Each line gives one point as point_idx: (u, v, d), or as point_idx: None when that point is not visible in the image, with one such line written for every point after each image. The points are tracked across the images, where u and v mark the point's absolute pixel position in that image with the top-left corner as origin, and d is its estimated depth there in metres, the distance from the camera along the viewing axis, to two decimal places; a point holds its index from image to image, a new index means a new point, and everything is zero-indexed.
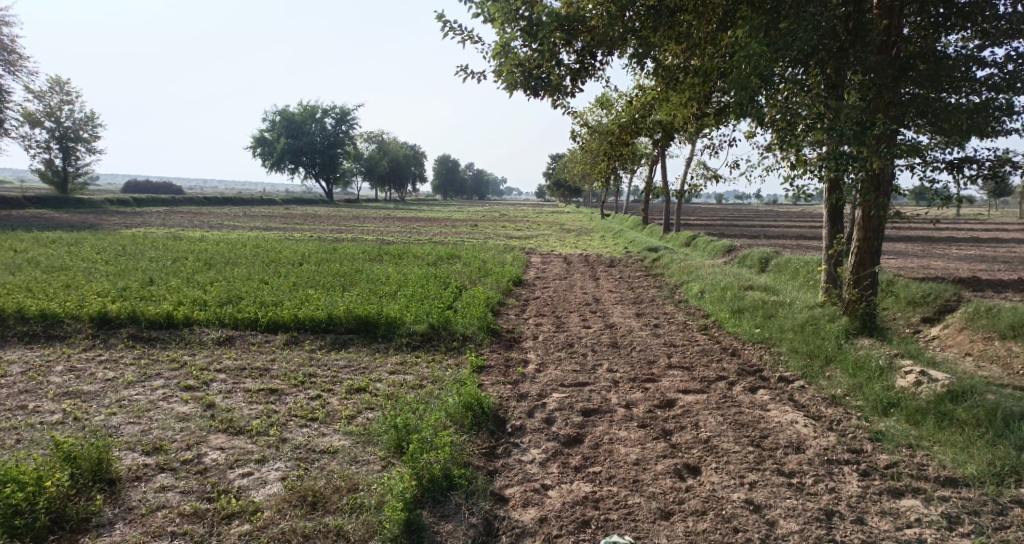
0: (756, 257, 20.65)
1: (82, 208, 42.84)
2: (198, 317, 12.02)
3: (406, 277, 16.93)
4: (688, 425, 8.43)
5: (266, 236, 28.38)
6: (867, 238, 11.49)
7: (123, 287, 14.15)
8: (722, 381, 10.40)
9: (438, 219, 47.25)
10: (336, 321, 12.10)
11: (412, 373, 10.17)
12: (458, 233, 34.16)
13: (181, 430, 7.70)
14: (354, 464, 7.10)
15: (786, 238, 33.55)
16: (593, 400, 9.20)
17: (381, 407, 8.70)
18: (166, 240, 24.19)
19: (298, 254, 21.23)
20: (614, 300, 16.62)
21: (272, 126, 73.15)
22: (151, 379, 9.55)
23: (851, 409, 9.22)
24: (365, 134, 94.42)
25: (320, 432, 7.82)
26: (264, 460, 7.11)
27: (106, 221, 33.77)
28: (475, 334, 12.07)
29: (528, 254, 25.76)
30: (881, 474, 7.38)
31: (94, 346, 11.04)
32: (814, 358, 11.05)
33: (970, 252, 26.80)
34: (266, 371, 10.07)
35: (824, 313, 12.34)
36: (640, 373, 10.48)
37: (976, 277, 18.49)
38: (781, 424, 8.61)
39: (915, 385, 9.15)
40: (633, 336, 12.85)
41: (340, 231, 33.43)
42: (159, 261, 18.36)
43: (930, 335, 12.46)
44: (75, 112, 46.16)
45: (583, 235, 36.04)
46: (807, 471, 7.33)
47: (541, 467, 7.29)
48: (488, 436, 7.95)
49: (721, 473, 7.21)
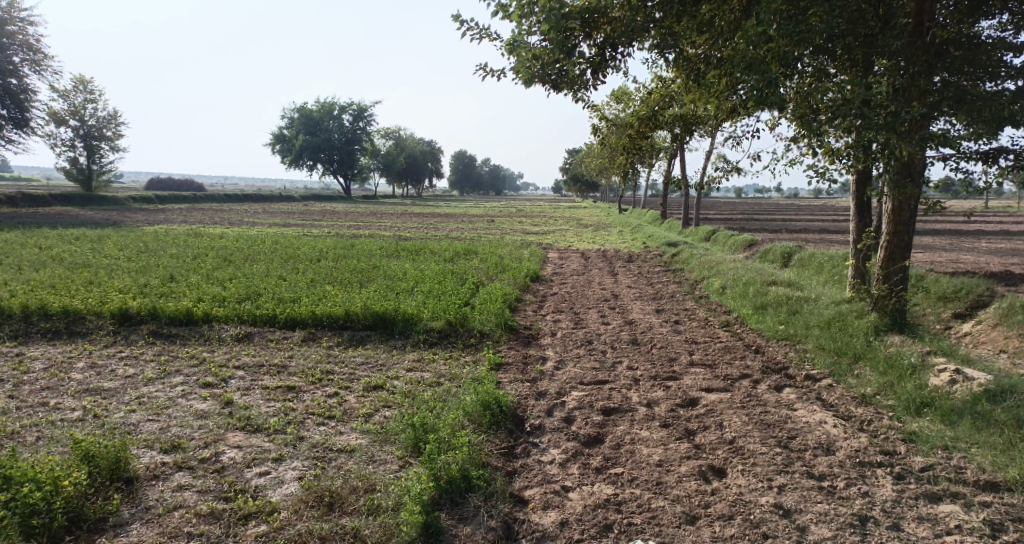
0: (778, 252, 20.31)
1: (106, 206, 43.24)
2: (217, 314, 11.97)
3: (424, 273, 16.81)
4: (712, 425, 8.22)
5: (285, 233, 28.39)
6: (897, 232, 11.19)
7: (143, 284, 14.15)
8: (746, 379, 10.16)
9: (455, 215, 47.16)
10: (353, 317, 12.01)
11: (430, 370, 10.04)
12: (476, 229, 34.02)
13: (199, 428, 7.61)
14: (371, 464, 6.97)
15: (808, 232, 33.07)
16: (614, 398, 9.01)
17: (399, 405, 8.56)
18: (186, 236, 24.27)
19: (316, 250, 21.19)
20: (633, 296, 16.39)
21: (291, 123, 73.47)
22: (170, 375, 9.49)
23: (881, 409, 8.96)
24: (383, 130, 94.60)
25: (338, 430, 7.69)
26: (281, 459, 7.00)
27: (128, 218, 34.00)
28: (493, 331, 11.92)
29: (546, 249, 25.57)
30: (915, 477, 7.13)
31: (114, 342, 11.02)
32: (842, 356, 10.78)
33: (999, 246, 26.22)
34: (284, 368, 9.97)
35: (851, 309, 12.05)
36: (662, 371, 10.27)
37: (1005, 271, 18.05)
38: (809, 424, 8.37)
39: (948, 383, 8.89)
40: (654, 332, 12.62)
41: (358, 227, 33.43)
42: (179, 258, 18.39)
43: (961, 332, 12.13)
44: (97, 110, 46.53)
45: (601, 230, 35.72)
46: (838, 473, 7.10)
47: (561, 468, 7.12)
48: (507, 436, 7.79)
49: (748, 475, 7.01)
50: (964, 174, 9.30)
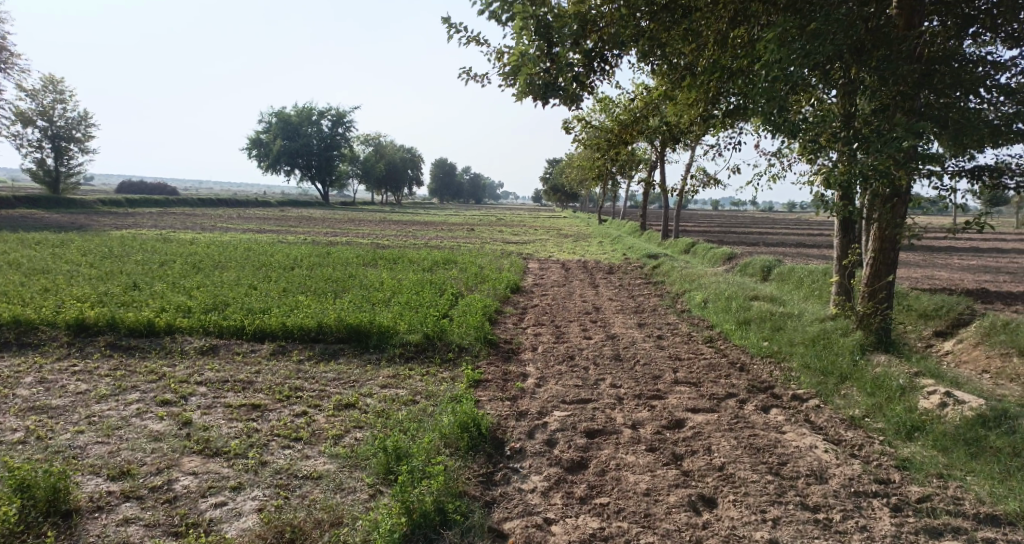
0: (758, 265, 20.12)
1: (73, 209, 42.18)
2: (180, 325, 11.42)
3: (401, 283, 16.34)
4: (701, 450, 7.84)
5: (258, 239, 27.73)
6: (883, 248, 10.93)
7: (105, 292, 13.53)
8: (732, 399, 9.82)
9: (435, 223, 46.68)
10: (326, 329, 11.51)
11: (405, 387, 9.57)
12: (454, 238, 33.58)
13: (152, 452, 7.08)
14: (339, 493, 6.51)
15: (785, 245, 33.09)
16: (597, 419, 8.61)
17: (370, 426, 8.08)
18: (155, 242, 23.57)
19: (290, 257, 20.62)
20: (615, 309, 16.03)
21: (268, 128, 72.58)
22: (125, 392, 8.93)
23: (872, 433, 8.66)
24: (362, 137, 93.92)
25: (304, 454, 7.20)
26: (240, 487, 6.49)
27: (96, 222, 33.07)
28: (472, 345, 11.48)
29: (526, 259, 25.22)
30: (913, 509, 6.81)
31: (68, 355, 10.42)
32: (828, 375, 10.49)
33: (971, 262, 26.38)
34: (250, 384, 9.45)
35: (836, 326, 11.77)
36: (646, 390, 9.89)
37: (983, 288, 17.99)
38: (799, 448, 8.03)
39: (939, 406, 8.63)
40: (636, 348, 12.25)
41: (333, 234, 32.82)
42: (145, 264, 17.72)
43: (943, 350, 11.93)
44: (67, 111, 45.47)
45: (581, 241, 35.41)
46: (834, 505, 6.76)
47: (543, 497, 6.70)
48: (485, 461, 7.35)
49: (740, 507, 6.64)
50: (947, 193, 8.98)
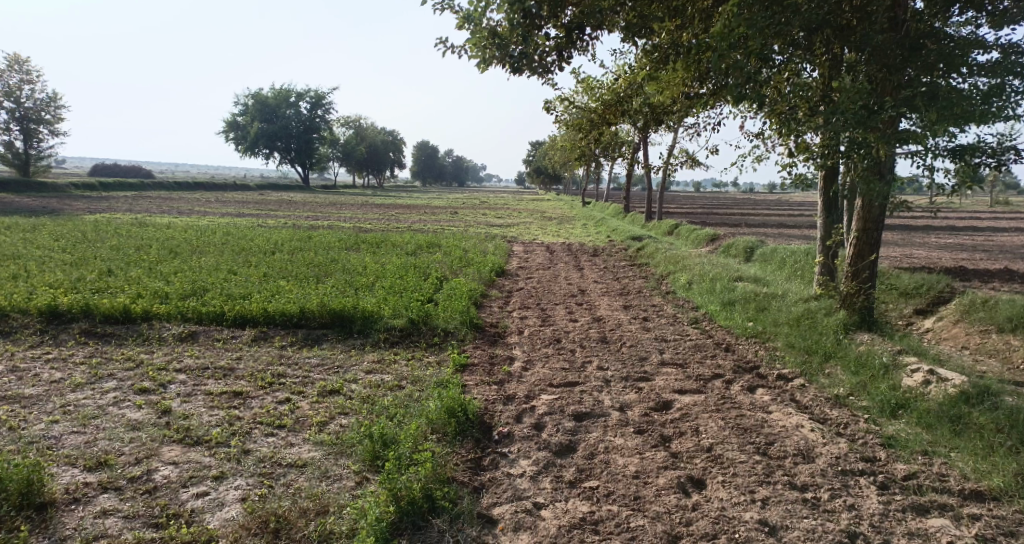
0: (741, 246, 20.16)
1: (45, 192, 41.47)
2: (158, 311, 11.22)
3: (384, 267, 16.19)
4: (688, 431, 7.80)
5: (237, 223, 27.38)
6: (866, 229, 10.85)
7: (79, 278, 13.27)
8: (719, 380, 9.79)
9: (418, 206, 46.43)
10: (309, 315, 11.35)
11: (390, 373, 9.45)
12: (436, 221, 33.41)
13: (130, 441, 6.92)
14: (324, 480, 6.39)
15: (766, 226, 33.19)
16: (585, 402, 8.54)
17: (355, 412, 7.97)
18: (131, 227, 23.22)
19: (271, 242, 20.35)
20: (600, 291, 15.98)
21: (247, 111, 71.64)
22: (102, 380, 8.74)
23: (857, 411, 8.67)
24: (342, 120, 93.00)
25: (287, 442, 7.07)
26: (222, 477, 6.36)
27: (69, 206, 32.54)
28: (457, 329, 11.38)
29: (509, 242, 25.12)
30: (900, 487, 6.82)
31: (42, 343, 10.20)
32: (812, 354, 10.50)
33: (949, 241, 26.61)
34: (231, 371, 9.29)
35: (820, 306, 11.77)
36: (632, 372, 9.84)
37: (961, 266, 18.13)
38: (786, 428, 8.02)
39: (923, 384, 8.66)
40: (622, 330, 12.20)
41: (313, 217, 32.58)
42: (121, 249, 17.43)
43: (924, 328, 11.99)
44: (36, 93, 44.57)
45: (564, 223, 35.33)
46: (822, 484, 6.75)
47: (532, 482, 6.63)
48: (473, 446, 7.26)
49: (729, 488, 6.61)
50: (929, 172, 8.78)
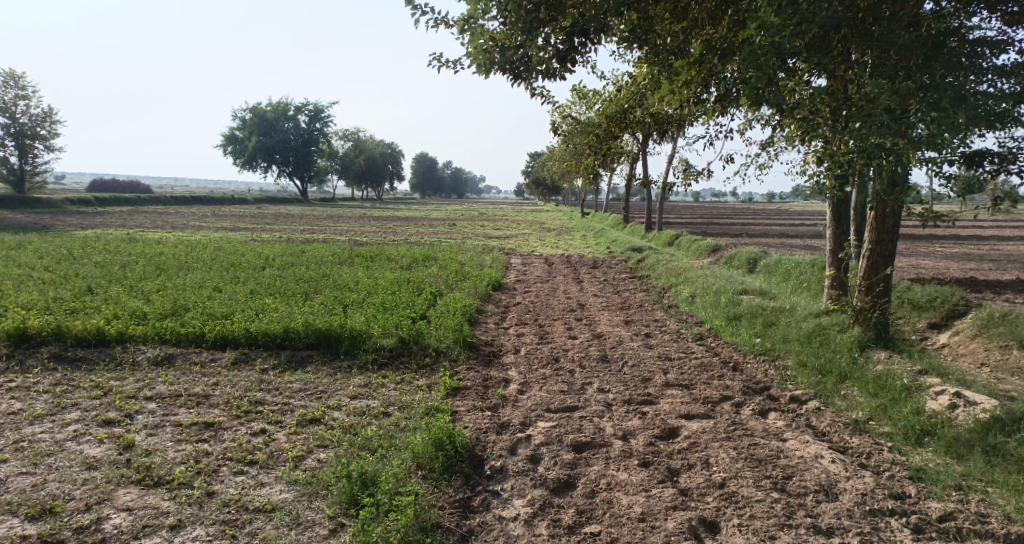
0: (744, 256, 19.54)
1: (40, 208, 40.92)
2: (134, 333, 10.57)
3: (377, 283, 15.55)
4: (698, 464, 7.14)
5: (231, 238, 26.77)
6: (880, 240, 10.18)
7: (55, 298, 12.62)
8: (728, 403, 9.14)
9: (417, 219, 45.89)
10: (293, 335, 10.71)
11: (376, 398, 8.80)
12: (434, 233, 32.85)
13: (83, 483, 6.29)
14: (295, 528, 5.77)
15: (769, 236, 32.57)
16: (585, 430, 7.89)
17: (335, 445, 7.32)
18: (119, 242, 22.61)
19: (262, 257, 19.74)
20: (600, 305, 15.34)
21: (244, 124, 71.26)
22: (65, 411, 8.10)
23: (879, 438, 8.02)
24: (340, 132, 92.65)
25: (257, 482, 6.43)
26: (179, 526, 5.74)
27: (61, 222, 31.90)
28: (449, 349, 10.74)
29: (507, 255, 24.52)
30: (936, 531, 6.21)
31: (7, 369, 9.56)
32: (827, 374, 9.84)
33: (955, 249, 26.00)
34: (206, 398, 8.64)
35: (833, 322, 11.12)
36: (635, 395, 9.19)
37: (972, 277, 17.50)
38: (805, 459, 7.37)
39: (949, 408, 8.03)
40: (624, 347, 11.54)
41: (309, 231, 31.98)
42: (104, 266, 16.81)
43: (940, 342, 11.34)
44: (31, 108, 43.99)
45: (564, 234, 34.73)
46: (849, 527, 6.15)
47: (526, 527, 6.01)
48: (462, 484, 6.62)
49: (746, 533, 6.00)
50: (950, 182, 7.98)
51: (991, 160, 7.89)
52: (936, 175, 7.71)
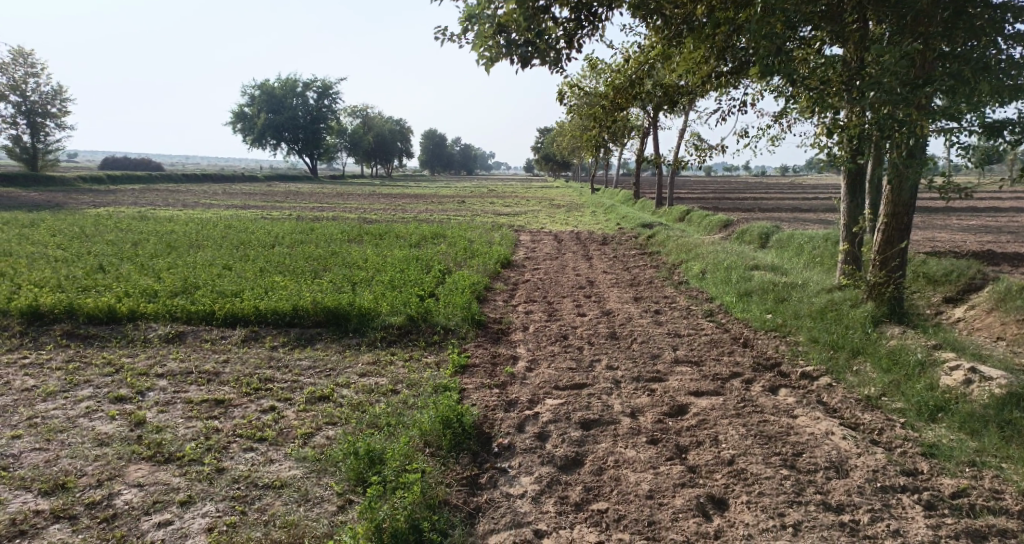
0: (755, 232, 19.38)
1: (51, 186, 41.06)
2: (144, 311, 10.61)
3: (386, 260, 15.51)
4: (707, 441, 7.11)
5: (241, 216, 26.82)
6: (896, 213, 10.04)
7: (67, 276, 12.67)
8: (737, 379, 9.09)
9: (427, 196, 45.74)
10: (302, 313, 10.70)
11: (386, 376, 8.81)
12: (444, 210, 32.77)
13: (94, 460, 6.34)
14: (304, 504, 5.80)
15: (781, 210, 32.29)
16: (594, 407, 7.87)
17: (344, 422, 7.33)
18: (129, 220, 22.65)
19: (272, 235, 19.75)
20: (609, 282, 15.26)
21: (253, 101, 71.09)
22: (76, 388, 8.16)
23: (891, 415, 7.96)
24: (349, 109, 92.28)
25: (267, 458, 6.46)
26: (189, 502, 5.78)
27: (74, 200, 32.07)
28: (458, 327, 10.73)
29: (516, 231, 24.41)
30: (948, 507, 6.17)
31: (19, 347, 9.62)
32: (838, 350, 9.77)
33: (970, 222, 25.70)
34: (216, 376, 8.66)
35: (845, 297, 11.01)
36: (644, 372, 9.15)
37: (988, 250, 17.30)
38: (815, 436, 7.32)
39: (963, 384, 7.95)
40: (633, 325, 11.49)
41: (319, 208, 31.98)
42: (115, 244, 16.87)
43: (953, 317, 11.23)
44: (41, 85, 43.95)
45: (573, 211, 34.61)
46: (859, 504, 6.11)
47: (534, 504, 6.02)
48: (470, 461, 6.62)
49: (755, 510, 5.98)
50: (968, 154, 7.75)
51: (1011, 130, 7.60)
52: (952, 144, 7.60)
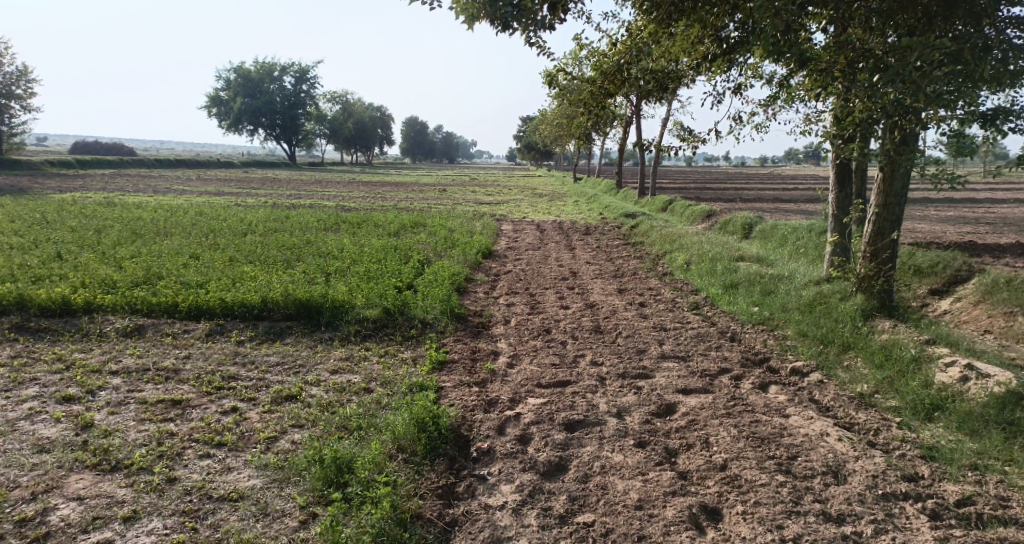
0: (739, 221, 19.04)
1: (17, 171, 39.85)
2: (102, 302, 10.01)
3: (363, 250, 14.95)
4: (697, 444, 6.71)
5: (213, 202, 26.02)
6: (887, 203, 9.67)
7: (21, 265, 11.99)
8: (727, 376, 8.70)
9: (407, 184, 45.00)
10: (271, 305, 10.16)
11: (358, 373, 8.31)
12: (425, 199, 32.14)
13: (31, 469, 5.82)
14: (262, 520, 5.33)
15: (763, 200, 32.07)
16: (578, 407, 7.44)
17: (311, 425, 6.84)
18: (96, 206, 21.85)
19: (244, 222, 19.09)
20: (593, 273, 14.83)
21: (229, 85, 69.76)
22: (22, 387, 7.59)
23: (886, 414, 7.61)
24: (329, 95, 90.96)
25: (224, 466, 5.96)
26: (133, 518, 5.29)
27: (39, 184, 30.99)
28: (436, 320, 10.24)
29: (498, 221, 23.91)
30: (954, 517, 5.82)
31: None
32: (829, 345, 9.42)
33: (950, 213, 25.61)
34: (175, 373, 8.12)
35: (834, 290, 10.65)
36: (630, 368, 8.73)
37: (971, 241, 17.10)
38: (809, 437, 6.95)
39: (960, 381, 7.62)
40: (618, 318, 11.07)
41: (295, 196, 31.22)
42: (78, 231, 16.17)
43: (942, 309, 10.93)
44: (4, 65, 42.65)
45: (556, 200, 34.19)
46: (861, 514, 5.74)
47: (514, 517, 5.58)
48: (445, 468, 6.17)
49: (751, 521, 5.60)
50: (969, 141, 7.34)
51: (1016, 122, 7.12)
52: (955, 132, 7.23)
